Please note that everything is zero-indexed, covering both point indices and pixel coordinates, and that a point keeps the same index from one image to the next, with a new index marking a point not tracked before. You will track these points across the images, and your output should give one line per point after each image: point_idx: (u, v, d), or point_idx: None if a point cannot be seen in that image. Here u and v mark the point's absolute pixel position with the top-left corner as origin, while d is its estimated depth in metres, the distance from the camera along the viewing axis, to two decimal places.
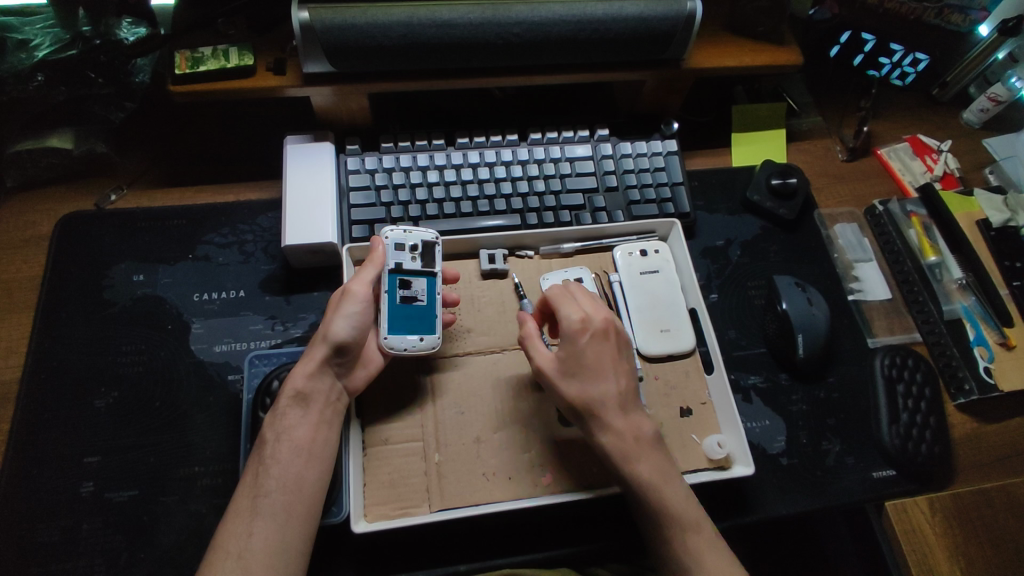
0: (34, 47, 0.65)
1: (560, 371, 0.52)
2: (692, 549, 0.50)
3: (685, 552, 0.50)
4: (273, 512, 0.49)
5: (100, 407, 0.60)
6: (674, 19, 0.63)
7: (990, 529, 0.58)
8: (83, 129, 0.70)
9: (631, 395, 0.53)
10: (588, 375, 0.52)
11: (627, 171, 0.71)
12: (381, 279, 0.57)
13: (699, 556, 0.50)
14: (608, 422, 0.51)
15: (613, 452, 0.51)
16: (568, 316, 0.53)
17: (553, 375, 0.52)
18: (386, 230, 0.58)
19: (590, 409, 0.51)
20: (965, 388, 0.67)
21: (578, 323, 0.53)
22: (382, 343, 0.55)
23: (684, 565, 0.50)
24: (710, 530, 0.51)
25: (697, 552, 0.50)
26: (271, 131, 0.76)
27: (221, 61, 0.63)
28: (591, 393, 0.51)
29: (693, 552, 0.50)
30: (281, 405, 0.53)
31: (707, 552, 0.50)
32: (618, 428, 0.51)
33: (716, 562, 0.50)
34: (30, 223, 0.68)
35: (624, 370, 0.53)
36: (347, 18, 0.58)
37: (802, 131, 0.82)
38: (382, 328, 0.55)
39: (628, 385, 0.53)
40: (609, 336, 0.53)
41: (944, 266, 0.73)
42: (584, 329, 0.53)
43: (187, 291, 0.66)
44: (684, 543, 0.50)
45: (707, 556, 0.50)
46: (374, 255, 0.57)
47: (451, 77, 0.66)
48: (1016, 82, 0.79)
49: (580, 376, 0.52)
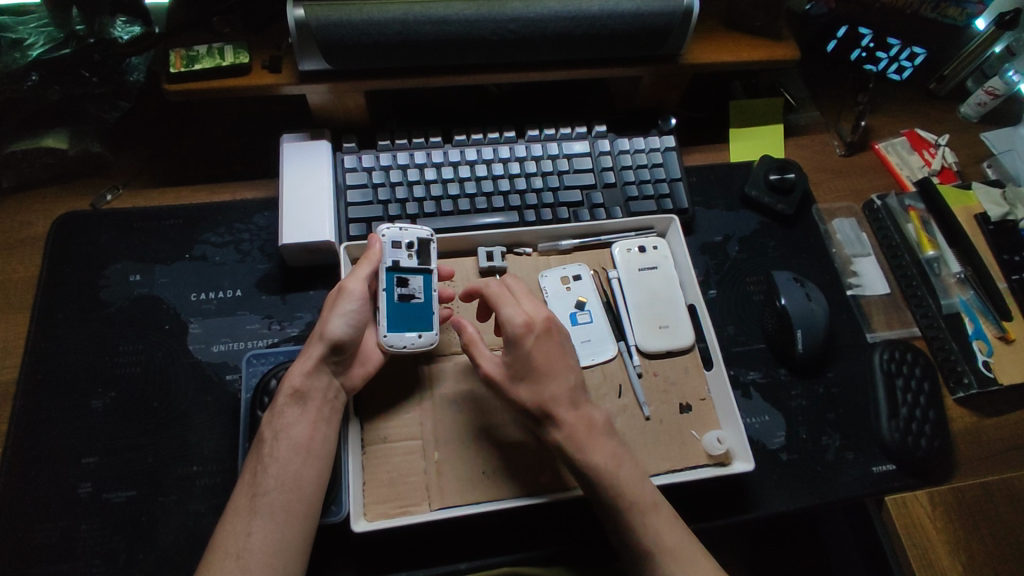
0: (27, 46, 0.65)
1: (508, 375, 0.53)
2: (652, 530, 0.50)
3: (647, 535, 0.50)
4: (271, 512, 0.48)
5: (97, 407, 0.60)
6: (670, 14, 0.63)
7: (989, 522, 0.58)
8: (78, 128, 0.70)
9: (580, 388, 0.54)
10: (535, 372, 0.53)
11: (624, 167, 0.71)
12: (379, 277, 0.57)
13: (660, 536, 0.50)
14: (559, 416, 0.52)
15: (568, 446, 0.52)
16: (509, 316, 0.53)
17: (503, 379, 0.53)
18: (382, 228, 0.58)
19: (541, 409, 0.52)
20: (964, 381, 0.67)
21: (521, 325, 0.53)
22: (382, 342, 0.55)
23: (648, 546, 0.50)
24: (668, 508, 0.51)
25: (658, 531, 0.50)
26: (267, 129, 0.75)
27: (216, 59, 0.62)
28: (541, 392, 0.52)
29: (655, 534, 0.50)
30: (279, 404, 0.53)
31: (668, 531, 0.50)
32: (570, 422, 0.52)
33: (676, 539, 0.50)
34: (25, 224, 0.68)
35: (569, 364, 0.54)
36: (342, 15, 0.58)
37: (800, 126, 0.82)
38: (381, 325, 0.55)
39: (574, 379, 0.54)
40: (551, 334, 0.54)
41: (942, 260, 0.73)
42: (526, 330, 0.53)
43: (184, 291, 0.65)
44: (646, 525, 0.50)
45: (668, 534, 0.50)
46: (369, 253, 0.57)
47: (447, 74, 0.65)
48: (1012, 76, 0.79)
49: (526, 374, 0.53)
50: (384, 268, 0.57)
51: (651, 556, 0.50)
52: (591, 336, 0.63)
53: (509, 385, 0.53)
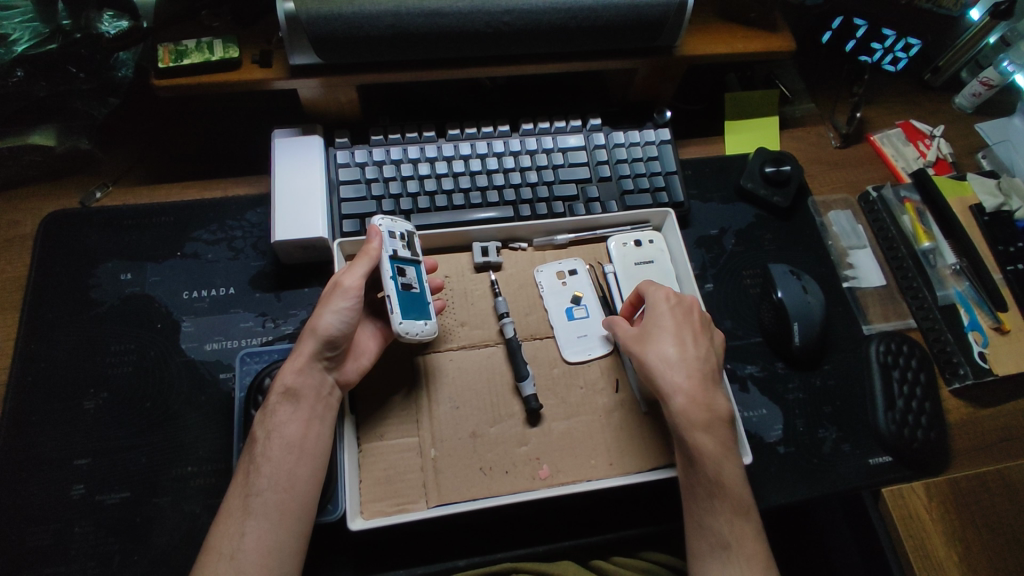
0: (11, 42, 0.62)
1: (636, 339, 0.56)
2: (736, 529, 0.50)
3: (727, 527, 0.50)
4: (265, 512, 0.48)
5: (89, 408, 0.59)
6: (665, 5, 0.63)
7: (986, 513, 0.58)
8: (66, 125, 0.69)
9: (711, 370, 0.55)
10: (665, 342, 0.55)
11: (620, 160, 0.71)
12: (382, 266, 0.55)
13: (741, 539, 0.50)
14: (681, 387, 0.52)
15: (681, 415, 0.52)
16: (653, 291, 0.58)
17: (633, 342, 0.56)
18: (377, 219, 0.58)
19: (662, 371, 0.53)
20: (960, 372, 0.67)
21: (664, 296, 0.57)
22: (397, 329, 0.53)
23: (723, 541, 0.49)
24: (757, 519, 0.51)
25: (738, 531, 0.50)
26: (259, 125, 0.74)
27: (205, 54, 0.62)
28: (659, 354, 0.54)
29: (736, 532, 0.50)
30: (271, 403, 0.52)
31: (749, 537, 0.50)
32: (688, 390, 0.52)
33: (755, 548, 0.50)
34: (13, 223, 0.67)
35: (704, 345, 0.55)
36: (333, 8, 0.57)
37: (795, 118, 0.82)
38: (395, 312, 0.54)
39: (707, 360, 0.55)
40: (693, 312, 0.57)
41: (938, 251, 0.73)
42: (666, 301, 0.57)
43: (175, 289, 0.65)
44: (730, 521, 0.50)
45: (744, 539, 0.50)
46: (369, 249, 0.56)
47: (441, 67, 0.64)
48: (1007, 67, 0.79)
49: (657, 342, 0.55)
50: (384, 260, 0.55)
51: (721, 551, 0.49)
52: (587, 332, 0.63)
53: (638, 348, 0.55)
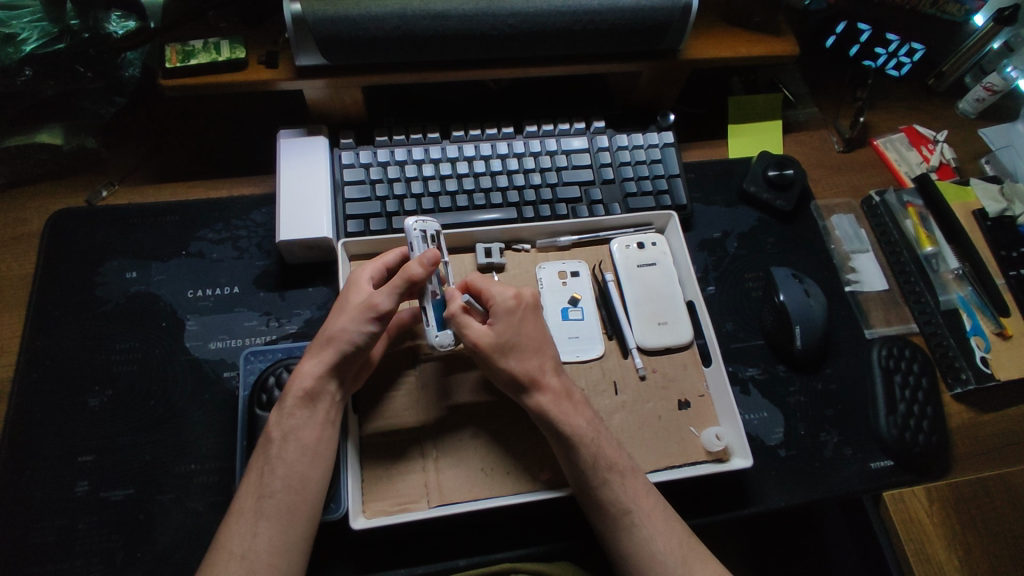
0: (21, 41, 0.61)
1: (494, 346, 0.52)
2: (633, 493, 0.52)
3: (625, 494, 0.51)
4: (278, 513, 0.48)
5: (94, 405, 0.60)
6: (669, 9, 0.63)
7: (987, 520, 0.58)
8: (73, 124, 0.69)
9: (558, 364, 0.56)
10: (526, 351, 0.53)
11: (622, 163, 0.71)
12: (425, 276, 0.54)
13: (640, 502, 0.51)
14: (544, 384, 0.53)
15: (540, 412, 0.52)
16: (499, 294, 0.55)
17: (489, 347, 0.52)
18: (410, 224, 0.57)
19: (527, 378, 0.52)
20: (962, 377, 0.67)
21: (513, 300, 0.54)
22: (433, 341, 0.53)
23: (625, 509, 0.51)
24: (643, 476, 0.53)
25: (634, 495, 0.51)
26: (265, 124, 0.75)
27: (212, 54, 0.62)
28: (528, 361, 0.53)
29: (633, 496, 0.51)
30: (288, 405, 0.51)
31: (643, 495, 0.52)
32: (555, 390, 0.53)
33: (651, 502, 0.52)
34: (20, 221, 0.67)
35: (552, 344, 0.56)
36: (338, 9, 0.58)
37: (798, 123, 0.82)
38: (430, 325, 0.54)
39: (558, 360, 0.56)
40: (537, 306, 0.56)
41: (940, 256, 0.73)
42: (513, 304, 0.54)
43: (181, 287, 0.65)
44: (625, 485, 0.51)
45: (643, 499, 0.52)
46: (411, 268, 0.52)
47: (448, 69, 0.65)
48: (1011, 71, 0.79)
49: (519, 352, 0.53)
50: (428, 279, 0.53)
51: (626, 517, 0.51)
52: (580, 333, 0.63)
53: (496, 357, 0.52)
